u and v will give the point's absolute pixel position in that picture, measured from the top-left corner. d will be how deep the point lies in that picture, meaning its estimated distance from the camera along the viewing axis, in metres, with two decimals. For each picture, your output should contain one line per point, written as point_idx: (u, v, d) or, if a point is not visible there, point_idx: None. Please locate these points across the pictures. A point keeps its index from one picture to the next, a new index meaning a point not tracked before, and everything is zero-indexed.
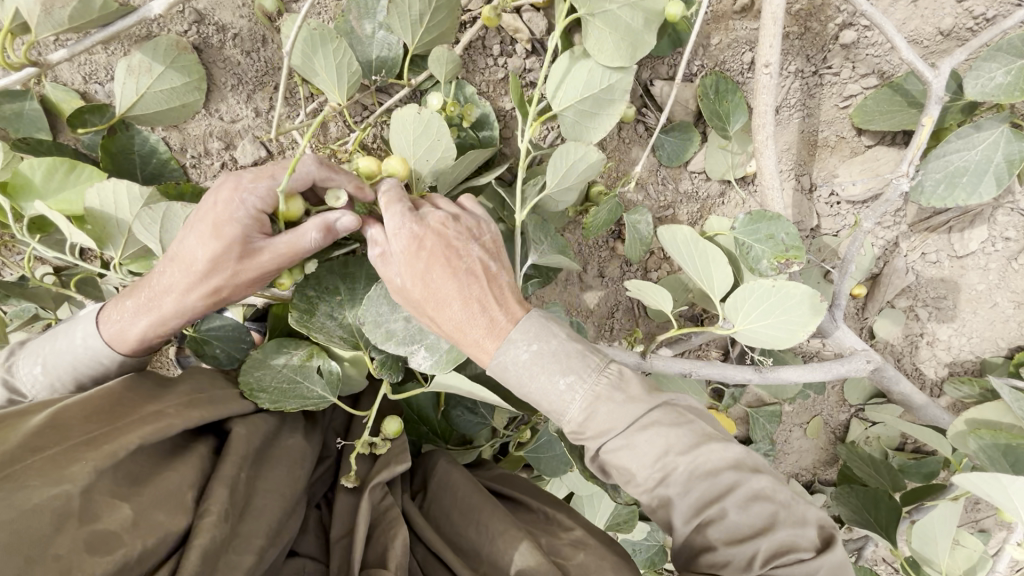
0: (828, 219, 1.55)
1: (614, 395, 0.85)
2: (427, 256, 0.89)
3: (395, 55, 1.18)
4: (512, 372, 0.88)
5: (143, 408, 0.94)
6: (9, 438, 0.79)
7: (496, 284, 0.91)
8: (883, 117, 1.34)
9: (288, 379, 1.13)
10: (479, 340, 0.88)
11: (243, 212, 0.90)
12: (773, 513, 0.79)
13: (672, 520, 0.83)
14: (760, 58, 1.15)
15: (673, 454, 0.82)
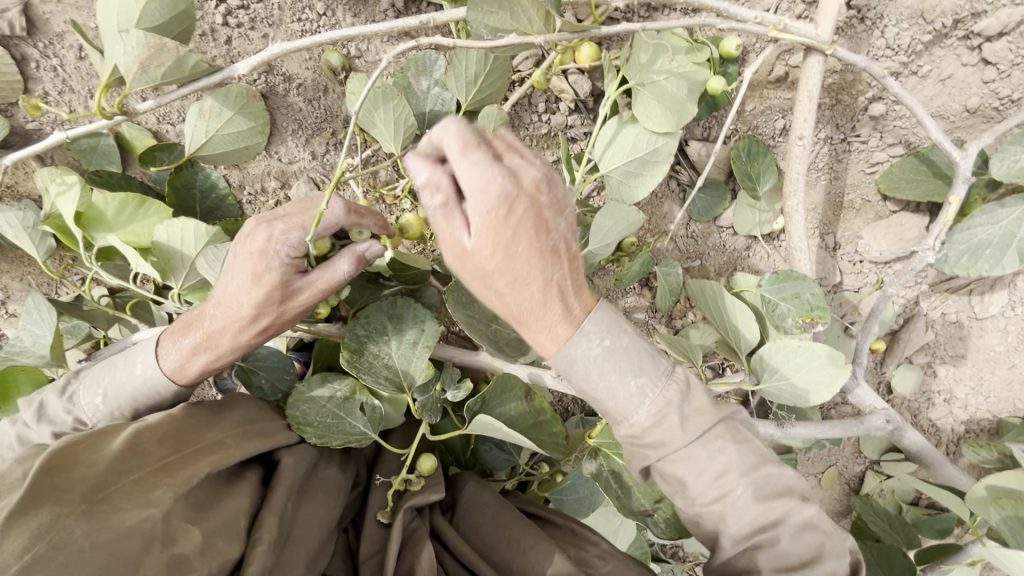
0: (850, 276, 1.59)
1: (683, 410, 0.87)
2: (516, 223, 0.77)
3: (448, 110, 1.25)
4: (580, 366, 0.86)
5: (204, 438, 1.01)
6: (99, 460, 0.87)
7: (575, 273, 0.85)
8: (911, 185, 1.40)
9: (332, 415, 1.18)
10: (553, 327, 0.84)
11: (280, 260, 0.99)
12: (818, 546, 0.85)
13: (719, 539, 0.87)
14: (794, 130, 1.20)
15: (732, 475, 0.85)
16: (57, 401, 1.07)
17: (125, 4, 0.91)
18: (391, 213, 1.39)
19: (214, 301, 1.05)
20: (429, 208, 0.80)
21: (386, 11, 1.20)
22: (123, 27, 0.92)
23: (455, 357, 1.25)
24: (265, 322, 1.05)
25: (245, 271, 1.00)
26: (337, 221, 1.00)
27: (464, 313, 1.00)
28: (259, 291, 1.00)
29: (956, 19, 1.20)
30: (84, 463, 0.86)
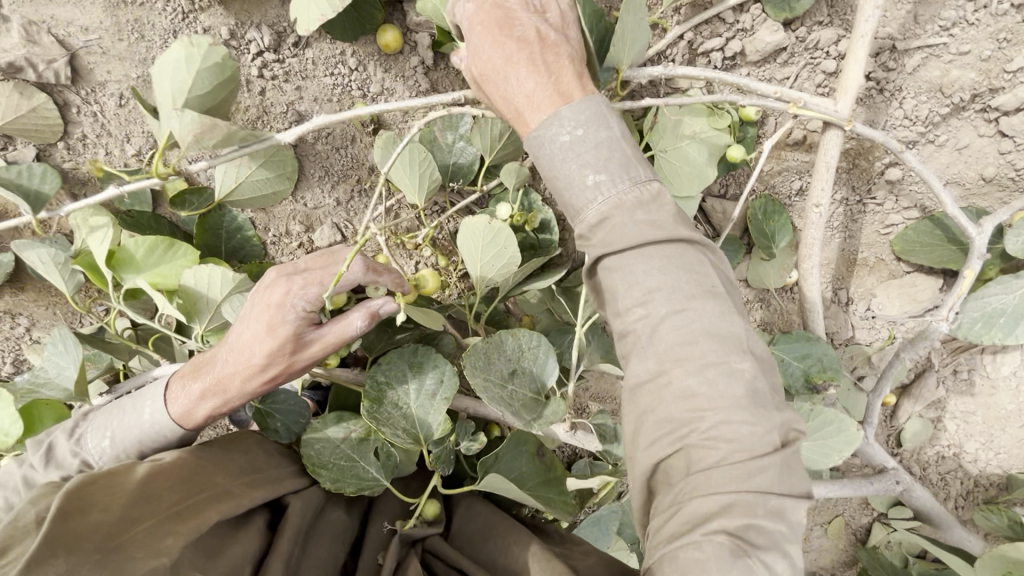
0: (863, 331, 1.57)
1: (635, 210, 0.81)
2: (482, 25, 0.88)
3: (470, 162, 1.28)
4: (547, 153, 0.83)
5: (215, 485, 1.02)
6: (113, 505, 0.87)
7: (555, 64, 0.85)
8: (925, 250, 1.41)
9: (345, 457, 1.19)
10: (521, 108, 0.85)
11: (295, 313, 1.02)
12: (740, 397, 0.76)
13: (634, 364, 0.81)
14: (811, 197, 1.25)
15: (662, 296, 0.79)
16: (65, 443, 1.09)
17: (179, 76, 0.88)
18: (410, 258, 1.41)
19: (228, 348, 1.09)
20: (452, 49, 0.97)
21: (415, 68, 1.24)
22: (172, 98, 0.89)
23: (469, 408, 1.27)
24: (274, 371, 1.08)
25: (261, 321, 1.04)
26: (356, 280, 1.02)
27: (482, 375, 1.02)
28: (272, 342, 1.03)
29: (975, 93, 1.22)
30: (98, 506, 0.86)
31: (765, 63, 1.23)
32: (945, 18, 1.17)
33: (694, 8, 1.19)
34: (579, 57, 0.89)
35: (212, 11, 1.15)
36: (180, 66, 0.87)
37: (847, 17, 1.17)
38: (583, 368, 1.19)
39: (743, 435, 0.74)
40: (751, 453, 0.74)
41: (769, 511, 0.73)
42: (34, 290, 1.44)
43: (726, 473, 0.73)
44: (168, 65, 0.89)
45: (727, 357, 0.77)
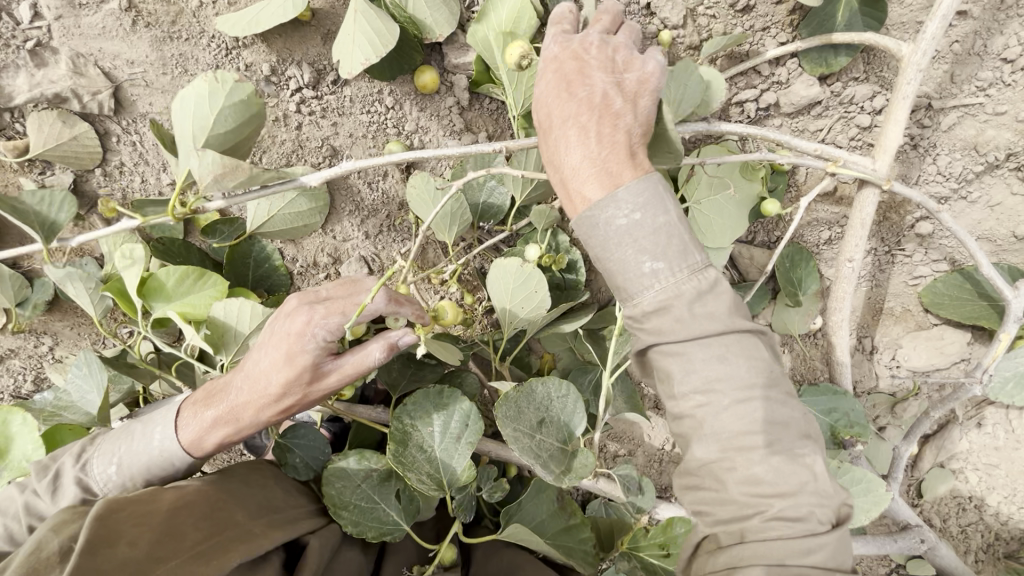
0: (886, 381, 1.55)
1: (695, 303, 0.81)
2: (556, 75, 0.88)
3: (502, 204, 1.28)
4: (600, 230, 0.82)
5: (236, 523, 1.01)
6: (140, 540, 0.88)
7: (614, 131, 0.83)
8: (952, 304, 1.40)
9: (367, 498, 1.17)
10: (567, 177, 0.84)
11: (314, 344, 1.00)
12: (802, 481, 0.78)
13: (692, 447, 0.83)
14: (844, 251, 1.25)
15: (725, 386, 0.80)
16: (72, 469, 1.07)
17: (201, 109, 0.91)
18: (435, 292, 1.41)
19: (244, 375, 1.07)
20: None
21: (450, 108, 1.25)
22: (196, 135, 0.91)
23: (491, 452, 1.27)
24: (288, 402, 1.06)
25: (280, 349, 1.02)
26: (378, 311, 1.01)
27: (512, 425, 1.00)
28: (288, 370, 1.02)
29: (1010, 152, 1.20)
30: (126, 539, 0.87)
31: (799, 115, 1.23)
32: (982, 79, 1.17)
33: (731, 59, 1.20)
34: (643, 130, 0.86)
35: (255, 48, 1.17)
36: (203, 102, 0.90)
37: (884, 74, 1.17)
38: (608, 417, 1.17)
39: (805, 516, 0.76)
40: (811, 533, 0.76)
41: None
42: (62, 309, 1.45)
43: (789, 551, 0.74)
44: (191, 101, 0.91)
45: (784, 440, 0.80)
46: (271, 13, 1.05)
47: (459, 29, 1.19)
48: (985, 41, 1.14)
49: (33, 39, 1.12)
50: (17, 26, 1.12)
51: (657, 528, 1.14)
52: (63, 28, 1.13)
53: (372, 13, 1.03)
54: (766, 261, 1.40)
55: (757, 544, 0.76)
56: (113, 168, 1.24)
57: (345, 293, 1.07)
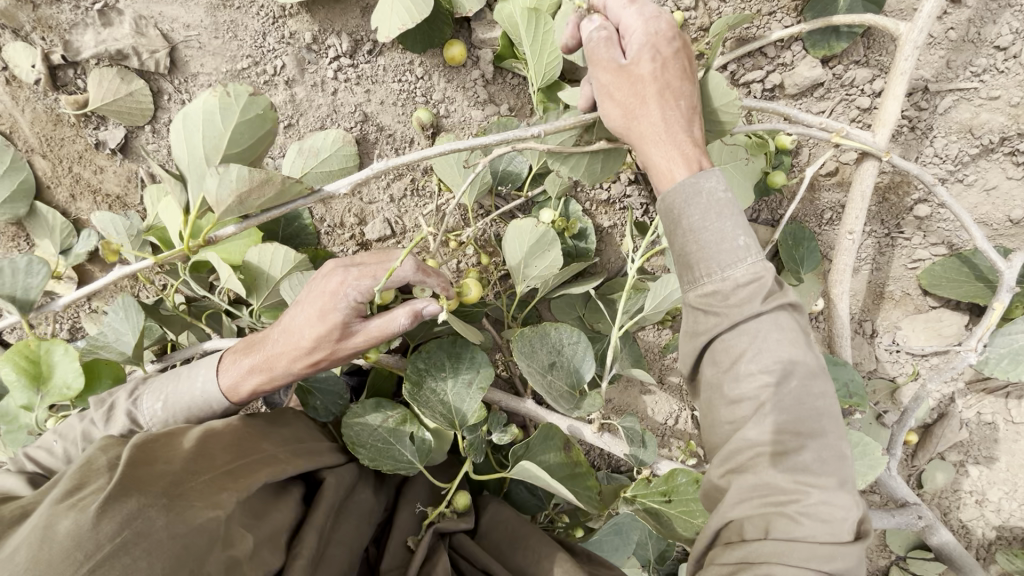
0: (887, 364, 1.60)
1: (773, 288, 0.85)
2: (676, 50, 0.90)
3: (521, 171, 1.37)
4: (699, 203, 0.86)
5: (260, 451, 1.07)
6: (175, 459, 0.94)
7: (699, 130, 0.91)
8: (950, 285, 1.45)
9: (383, 440, 1.23)
10: (675, 153, 0.88)
11: (345, 303, 1.05)
12: (838, 481, 0.80)
13: (744, 428, 0.83)
14: (845, 224, 1.31)
15: (797, 369, 0.82)
16: (125, 404, 1.14)
17: (212, 124, 0.92)
18: (453, 258, 1.48)
19: (281, 328, 1.13)
20: (595, 40, 0.92)
21: (475, 80, 1.35)
22: (209, 152, 0.93)
23: (500, 402, 1.34)
24: (318, 356, 1.10)
25: (314, 306, 1.07)
26: (407, 279, 1.03)
27: (527, 361, 1.08)
28: (321, 326, 1.06)
29: (1003, 136, 1.27)
30: (162, 459, 0.93)
31: (802, 96, 1.31)
32: (977, 66, 1.24)
33: (739, 41, 1.28)
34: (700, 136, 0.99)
35: (299, 17, 1.27)
36: (216, 117, 0.92)
37: (882, 58, 1.25)
38: (615, 370, 1.24)
39: (836, 519, 0.78)
40: (836, 539, 0.77)
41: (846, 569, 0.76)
42: (103, 262, 1.54)
43: (813, 553, 0.75)
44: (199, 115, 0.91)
45: (830, 437, 0.83)
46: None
47: (486, 7, 1.29)
48: (979, 30, 1.22)
49: (101, 2, 1.23)
50: None
51: (660, 479, 1.19)
52: None
53: None
54: (770, 238, 1.46)
55: (784, 542, 0.76)
56: (163, 126, 1.34)
57: (377, 259, 1.11)
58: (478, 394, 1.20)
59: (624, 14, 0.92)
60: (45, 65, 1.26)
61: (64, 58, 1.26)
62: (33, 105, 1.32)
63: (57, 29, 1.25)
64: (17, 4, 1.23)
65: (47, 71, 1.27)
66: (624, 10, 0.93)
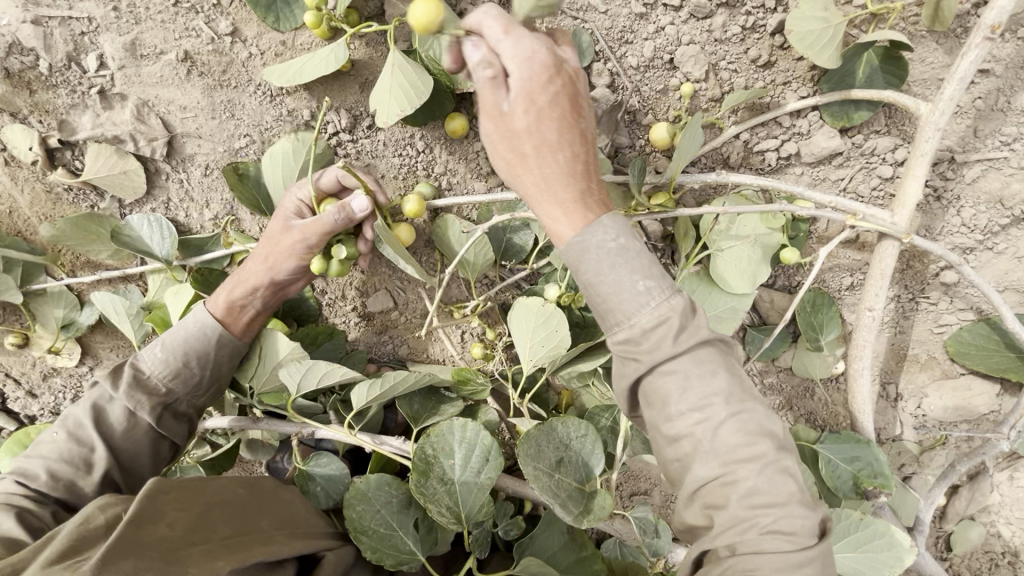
0: (911, 429, 1.53)
1: (686, 323, 0.82)
2: (555, 95, 0.81)
3: (527, 245, 1.32)
4: (593, 255, 0.83)
5: (258, 533, 1.00)
6: (177, 524, 0.91)
7: (587, 175, 0.85)
8: (979, 355, 1.38)
9: (385, 525, 1.17)
10: (570, 203, 0.84)
11: (289, 200, 1.13)
12: (792, 492, 0.77)
13: (692, 466, 0.80)
14: (865, 299, 1.24)
15: (718, 400, 0.79)
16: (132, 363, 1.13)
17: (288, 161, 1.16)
18: (457, 328, 1.44)
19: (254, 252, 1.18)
20: (479, 80, 0.83)
21: (478, 152, 1.31)
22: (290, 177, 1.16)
23: (508, 487, 1.29)
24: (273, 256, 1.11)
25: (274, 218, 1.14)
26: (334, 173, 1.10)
27: (533, 464, 1.03)
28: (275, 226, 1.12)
29: None
30: (166, 521, 0.90)
31: (820, 164, 1.25)
32: (1006, 134, 1.17)
33: (751, 110, 1.22)
34: None
35: (297, 95, 1.24)
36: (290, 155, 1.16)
37: (905, 128, 1.19)
38: (626, 459, 1.19)
39: (796, 528, 0.76)
40: (801, 549, 0.75)
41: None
42: (104, 331, 1.51)
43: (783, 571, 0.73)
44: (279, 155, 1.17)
45: (774, 452, 0.79)
46: (311, 66, 1.12)
47: None
48: (1008, 98, 1.15)
49: (98, 86, 1.20)
50: (84, 74, 1.20)
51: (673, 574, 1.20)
52: (125, 77, 1.20)
53: (409, 66, 1.10)
54: (787, 305, 1.40)
55: (754, 565, 0.73)
56: (162, 204, 1.33)
57: None
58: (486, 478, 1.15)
59: (500, 48, 0.82)
60: (43, 147, 1.24)
61: (61, 140, 1.24)
62: (31, 185, 1.31)
63: (54, 113, 1.22)
64: (13, 89, 1.20)
65: (44, 153, 1.25)
66: (510, 37, 0.82)
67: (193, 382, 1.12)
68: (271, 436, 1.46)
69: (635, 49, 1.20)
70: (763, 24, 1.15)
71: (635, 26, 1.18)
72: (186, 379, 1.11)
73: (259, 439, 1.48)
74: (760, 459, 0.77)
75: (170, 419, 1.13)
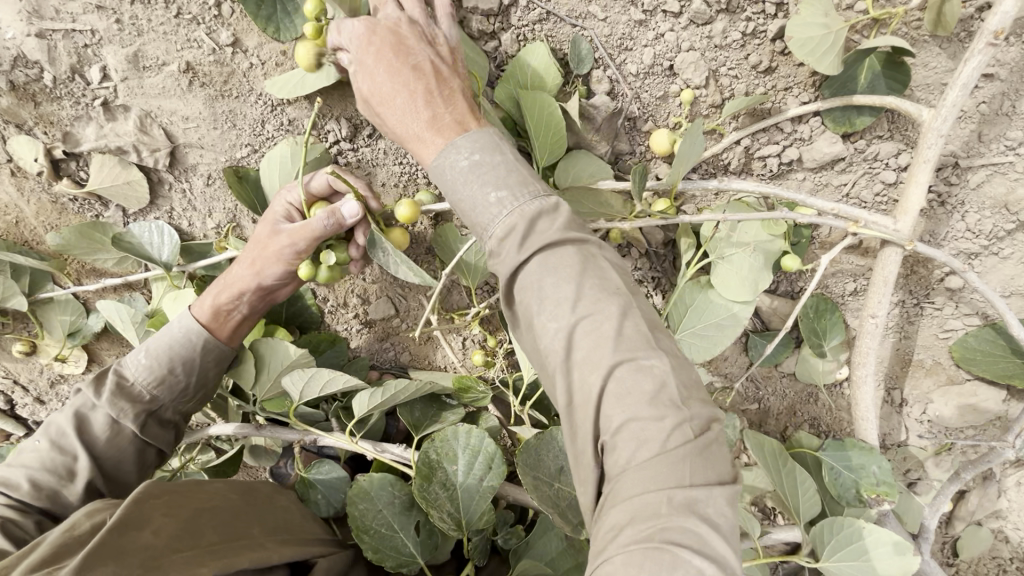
0: (917, 435, 1.52)
1: (539, 226, 0.81)
2: (376, 49, 0.88)
3: None
4: (449, 177, 0.85)
5: (247, 537, 1.01)
6: (163, 530, 0.92)
7: (432, 104, 0.86)
8: (985, 360, 1.37)
9: (387, 526, 1.17)
10: (423, 137, 0.87)
11: (278, 202, 1.12)
12: (648, 393, 0.73)
13: (555, 380, 0.79)
14: (868, 306, 1.23)
15: (566, 304, 0.78)
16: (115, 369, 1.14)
17: (285, 168, 1.17)
18: (458, 335, 1.44)
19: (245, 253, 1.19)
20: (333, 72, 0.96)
21: None
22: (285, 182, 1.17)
23: (509, 494, 1.30)
24: (258, 258, 1.10)
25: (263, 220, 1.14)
26: (322, 176, 1.09)
27: (532, 475, 1.04)
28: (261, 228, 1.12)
29: None
30: (151, 527, 0.91)
31: (821, 170, 1.24)
32: (1011, 138, 1.15)
33: (753, 116, 1.20)
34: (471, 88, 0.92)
35: (297, 105, 1.25)
36: (287, 161, 1.16)
37: (909, 132, 1.17)
38: None
39: (652, 433, 0.71)
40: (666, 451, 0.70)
41: (687, 497, 0.69)
42: (110, 338, 1.53)
43: (645, 479, 0.70)
44: (277, 161, 1.18)
45: (624, 350, 0.75)
46: (315, 76, 1.11)
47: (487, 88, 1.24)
48: (1013, 102, 1.13)
49: (101, 98, 1.22)
50: (88, 86, 1.21)
51: None
52: (128, 88, 1.21)
53: None
54: (790, 311, 1.39)
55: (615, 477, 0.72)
56: (166, 213, 1.34)
57: None
58: (486, 480, 1.16)
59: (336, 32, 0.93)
60: (48, 158, 1.26)
61: (66, 152, 1.26)
62: (37, 196, 1.32)
63: (58, 124, 1.24)
64: (18, 101, 1.21)
65: (50, 164, 1.27)
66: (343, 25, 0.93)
67: (178, 388, 1.14)
68: (274, 442, 1.47)
69: (634, 56, 1.19)
70: (764, 30, 1.13)
71: (635, 33, 1.17)
72: (171, 385, 1.13)
73: (261, 446, 1.49)
74: (607, 364, 0.74)
75: (155, 425, 1.15)
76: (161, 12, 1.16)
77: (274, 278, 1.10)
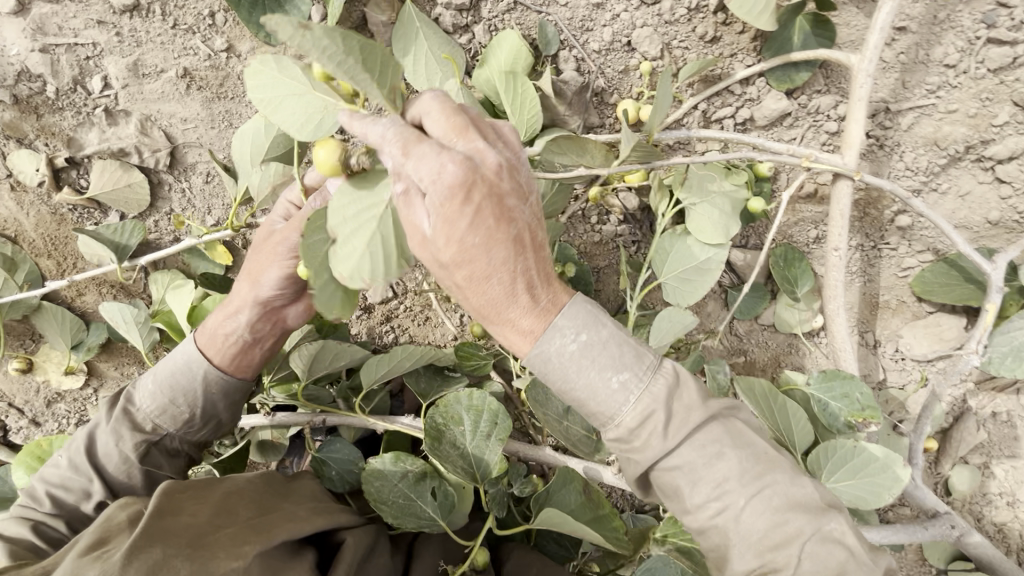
0: (894, 373, 1.60)
1: (673, 411, 0.84)
2: (477, 209, 0.75)
3: None
4: (555, 364, 0.84)
5: (279, 512, 1.03)
6: (200, 511, 0.93)
7: (527, 282, 0.81)
8: (942, 289, 1.48)
9: (404, 496, 1.19)
10: (515, 318, 0.82)
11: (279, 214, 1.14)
12: (839, 561, 0.78)
13: (728, 558, 0.82)
14: (830, 242, 1.35)
15: (733, 485, 0.81)
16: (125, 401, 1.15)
17: (259, 138, 1.12)
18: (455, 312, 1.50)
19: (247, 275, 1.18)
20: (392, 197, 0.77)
21: None
22: (256, 154, 1.14)
23: (519, 452, 1.36)
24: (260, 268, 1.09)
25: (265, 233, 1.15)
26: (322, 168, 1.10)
27: (541, 410, 1.10)
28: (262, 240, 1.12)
29: (968, 145, 1.33)
30: (187, 511, 0.92)
31: (773, 126, 1.38)
32: (930, 83, 1.31)
33: (706, 82, 1.35)
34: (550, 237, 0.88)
35: None
36: (258, 131, 1.12)
37: (843, 85, 1.32)
38: None
39: None
40: None
41: None
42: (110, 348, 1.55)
43: None
44: (248, 131, 1.14)
45: (798, 518, 0.80)
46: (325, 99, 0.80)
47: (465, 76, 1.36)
48: (927, 51, 1.30)
49: (103, 105, 1.29)
50: (89, 95, 1.28)
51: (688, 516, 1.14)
52: (128, 95, 1.29)
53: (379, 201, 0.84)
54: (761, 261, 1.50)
55: None
56: (166, 215, 1.40)
57: None
58: (492, 438, 1.19)
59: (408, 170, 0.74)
60: (50, 168, 1.32)
61: (68, 159, 1.32)
62: (37, 208, 1.37)
63: (60, 134, 1.30)
64: (21, 114, 1.28)
65: (51, 174, 1.33)
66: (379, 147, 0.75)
67: (182, 421, 1.13)
68: (281, 433, 1.46)
69: (596, 36, 1.33)
70: (705, 4, 1.29)
71: (594, 15, 1.32)
72: (174, 416, 1.12)
73: (268, 440, 1.47)
74: (796, 542, 0.78)
75: (158, 451, 1.14)
76: (158, 24, 1.26)
77: (272, 284, 1.08)
